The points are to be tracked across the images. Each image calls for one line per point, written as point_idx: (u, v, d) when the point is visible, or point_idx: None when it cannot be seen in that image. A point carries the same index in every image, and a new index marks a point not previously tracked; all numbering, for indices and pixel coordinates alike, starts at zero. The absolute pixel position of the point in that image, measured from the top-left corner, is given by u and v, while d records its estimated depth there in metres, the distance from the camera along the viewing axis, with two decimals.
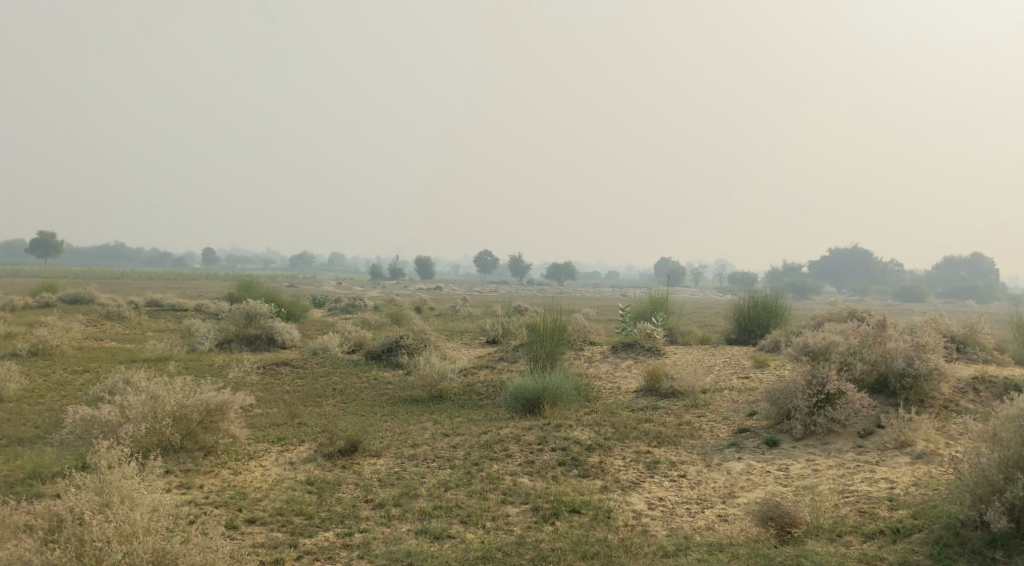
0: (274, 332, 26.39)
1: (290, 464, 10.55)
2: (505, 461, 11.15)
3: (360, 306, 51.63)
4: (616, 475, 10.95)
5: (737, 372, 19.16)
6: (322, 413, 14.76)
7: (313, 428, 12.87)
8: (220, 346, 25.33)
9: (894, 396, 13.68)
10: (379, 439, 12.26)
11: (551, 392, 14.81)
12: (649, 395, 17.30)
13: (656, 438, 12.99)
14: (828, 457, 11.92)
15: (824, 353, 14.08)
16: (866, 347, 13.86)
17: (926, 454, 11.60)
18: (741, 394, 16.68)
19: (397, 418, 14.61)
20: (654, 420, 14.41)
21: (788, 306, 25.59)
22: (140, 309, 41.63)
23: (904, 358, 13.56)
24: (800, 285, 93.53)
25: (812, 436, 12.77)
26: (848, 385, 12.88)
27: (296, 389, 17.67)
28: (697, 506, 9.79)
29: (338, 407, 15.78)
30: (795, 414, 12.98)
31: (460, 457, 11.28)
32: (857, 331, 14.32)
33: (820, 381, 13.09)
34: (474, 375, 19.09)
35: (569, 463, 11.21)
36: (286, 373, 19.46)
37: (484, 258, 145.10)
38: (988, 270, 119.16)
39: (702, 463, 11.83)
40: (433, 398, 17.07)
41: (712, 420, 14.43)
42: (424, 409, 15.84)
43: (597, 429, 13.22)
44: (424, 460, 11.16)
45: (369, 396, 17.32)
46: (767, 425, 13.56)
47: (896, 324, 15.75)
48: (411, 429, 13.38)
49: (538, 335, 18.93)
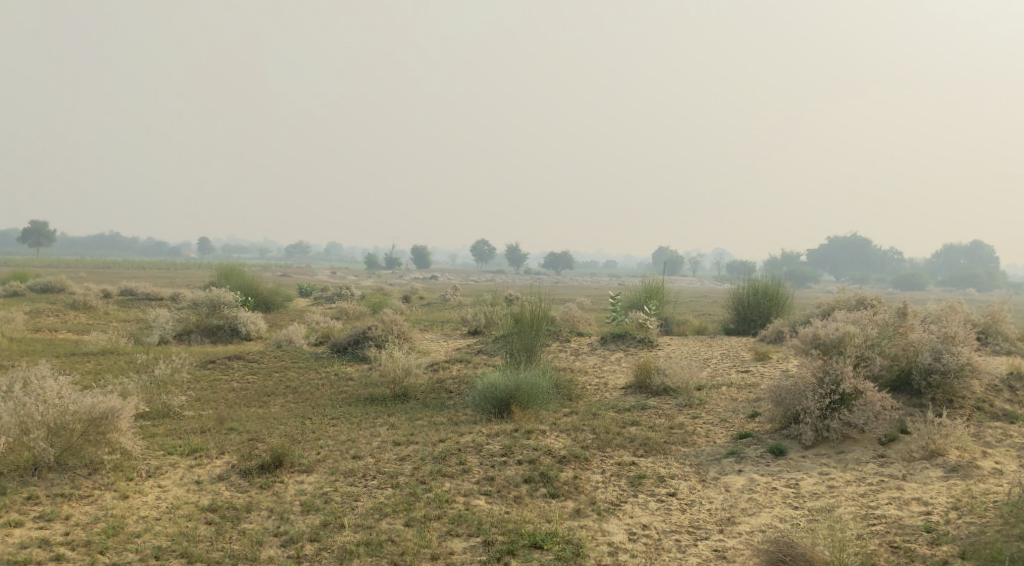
0: (237, 322, 24.45)
1: (196, 484, 8.71)
2: (458, 477, 9.28)
3: (345, 295, 49.69)
4: (593, 495, 9.10)
5: (736, 366, 17.33)
6: (263, 417, 12.93)
7: (242, 436, 11.04)
8: (179, 338, 23.46)
9: (917, 396, 11.94)
10: (316, 450, 10.42)
11: (525, 392, 12.96)
12: (638, 392, 15.47)
13: (643, 446, 11.15)
14: (844, 469, 10.15)
15: (838, 345, 12.00)
16: (886, 340, 12.05)
17: (958, 467, 9.90)
18: (742, 392, 14.83)
19: (349, 422, 12.79)
20: (641, 423, 12.57)
21: (791, 293, 23.72)
22: (113, 298, 39.69)
23: (931, 352, 11.86)
24: (798, 272, 91.74)
25: (824, 443, 11.00)
26: (867, 384, 11.07)
27: (243, 388, 15.80)
28: (688, 538, 8.06)
29: (285, 409, 13.94)
30: (805, 418, 11.18)
31: (408, 472, 9.43)
32: (873, 320, 12.52)
33: (833, 379, 11.25)
34: (446, 369, 17.24)
35: (537, 479, 9.34)
36: (238, 368, 17.59)
37: (480, 247, 143.38)
38: (988, 257, 117.43)
39: (697, 477, 9.99)
40: (397, 396, 15.26)
41: (708, 423, 12.60)
42: (384, 410, 14.05)
43: (575, 435, 11.40)
44: (364, 476, 9.33)
45: (325, 395, 15.48)
46: (772, 430, 11.75)
47: (916, 314, 13.96)
48: (361, 436, 11.58)
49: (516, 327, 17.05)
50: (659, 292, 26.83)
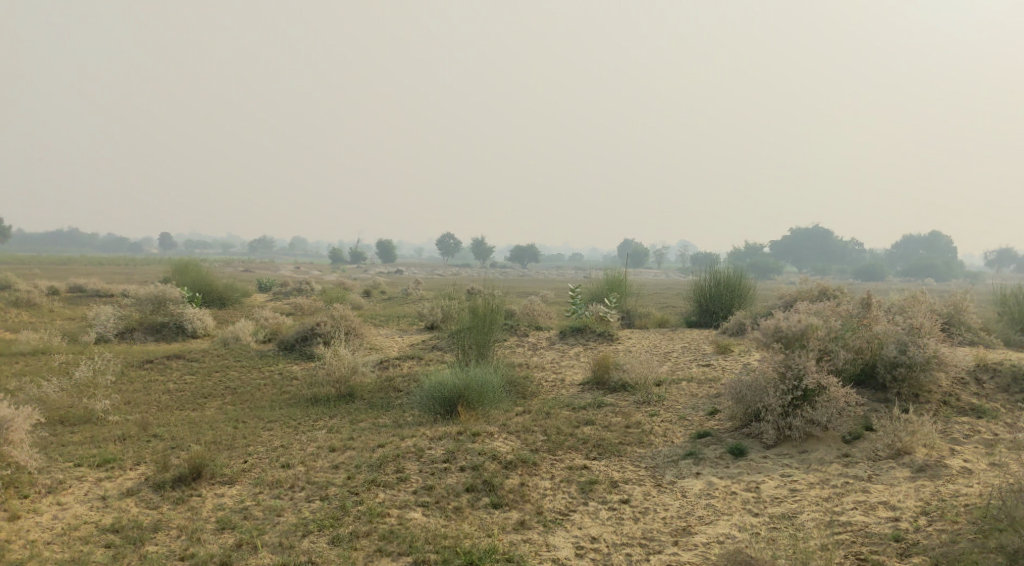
0: (182, 319, 23.38)
1: (101, 499, 7.89)
2: (393, 487, 8.52)
3: (304, 291, 48.47)
4: (540, 504, 8.45)
5: (697, 360, 16.79)
6: (194, 421, 12.06)
7: (164, 443, 10.19)
8: (120, 336, 22.36)
9: (883, 390, 11.48)
10: (242, 458, 9.60)
11: (473, 391, 12.26)
12: (595, 388, 14.85)
13: (597, 448, 10.50)
14: (807, 471, 9.64)
15: (800, 339, 11.42)
16: (850, 333, 11.54)
17: (925, 467, 9.44)
18: (702, 387, 14.28)
19: (287, 425, 12.01)
20: (596, 422, 11.94)
21: (753, 285, 23.28)
22: (60, 295, 38.17)
23: (896, 344, 11.40)
24: (760, 264, 92.16)
25: (786, 442, 10.48)
26: (831, 379, 10.52)
27: (179, 389, 14.90)
28: (639, 553, 7.64)
29: (221, 411, 13.09)
30: (766, 416, 10.65)
31: (339, 481, 8.66)
32: (836, 312, 12.02)
33: (796, 374, 10.68)
34: (396, 367, 16.47)
35: (479, 487, 8.65)
36: (176, 368, 16.65)
37: (445, 240, 142.34)
38: (947, 247, 119.04)
39: (652, 482, 9.39)
40: (342, 396, 14.48)
41: (666, 421, 12.02)
42: (327, 411, 13.28)
43: (525, 437, 10.74)
44: (291, 487, 8.56)
45: (266, 395, 14.63)
46: (732, 428, 11.21)
47: (879, 305, 13.50)
48: (297, 441, 10.80)
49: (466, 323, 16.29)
50: (620, 285, 26.24)
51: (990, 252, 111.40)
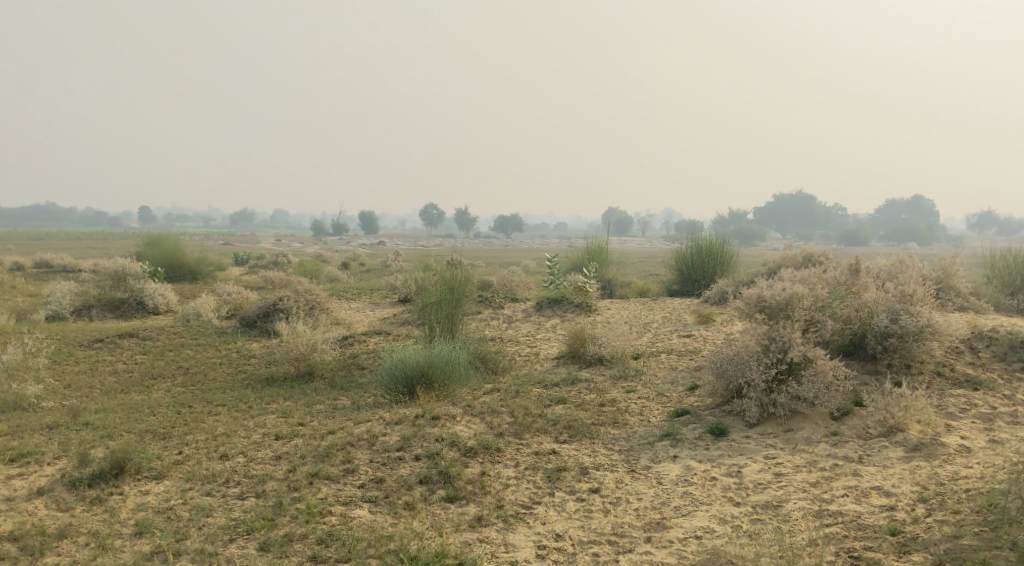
0: (143, 295, 22.37)
1: (6, 504, 7.07)
2: (338, 480, 7.72)
3: (281, 264, 47.27)
4: (501, 496, 7.68)
5: (677, 331, 16.02)
6: (135, 406, 11.18)
7: (93, 433, 9.31)
8: (77, 314, 21.34)
9: (873, 362, 10.77)
10: (176, 449, 8.74)
11: (437, 371, 11.45)
12: (570, 363, 14.08)
13: (567, 430, 9.73)
14: (792, 451, 8.93)
15: (785, 309, 10.66)
16: (838, 301, 10.79)
17: (920, 445, 8.75)
18: (682, 360, 13.52)
19: (236, 408, 11.16)
20: (569, 401, 11.17)
21: (735, 251, 22.51)
22: (25, 272, 36.87)
23: (887, 314, 10.67)
24: (743, 230, 91.59)
25: (770, 421, 9.76)
26: (818, 351, 9.76)
27: (127, 371, 13.97)
28: (609, 552, 6.99)
29: (168, 394, 12.21)
30: (749, 392, 9.91)
31: (279, 474, 7.84)
32: (822, 279, 11.24)
33: (780, 346, 9.92)
34: (360, 343, 15.60)
35: (435, 478, 7.84)
36: (127, 348, 15.72)
37: (428, 211, 140.94)
38: (929, 211, 119.04)
39: (625, 468, 8.65)
40: (302, 376, 13.64)
41: (643, 398, 11.27)
42: (283, 392, 12.45)
43: (491, 418, 9.96)
44: (225, 482, 7.74)
45: (220, 375, 13.74)
46: (712, 405, 10.48)
47: (868, 271, 12.75)
48: (242, 426, 9.96)
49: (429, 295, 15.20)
50: (599, 253, 25.40)
51: (972, 216, 111.43)
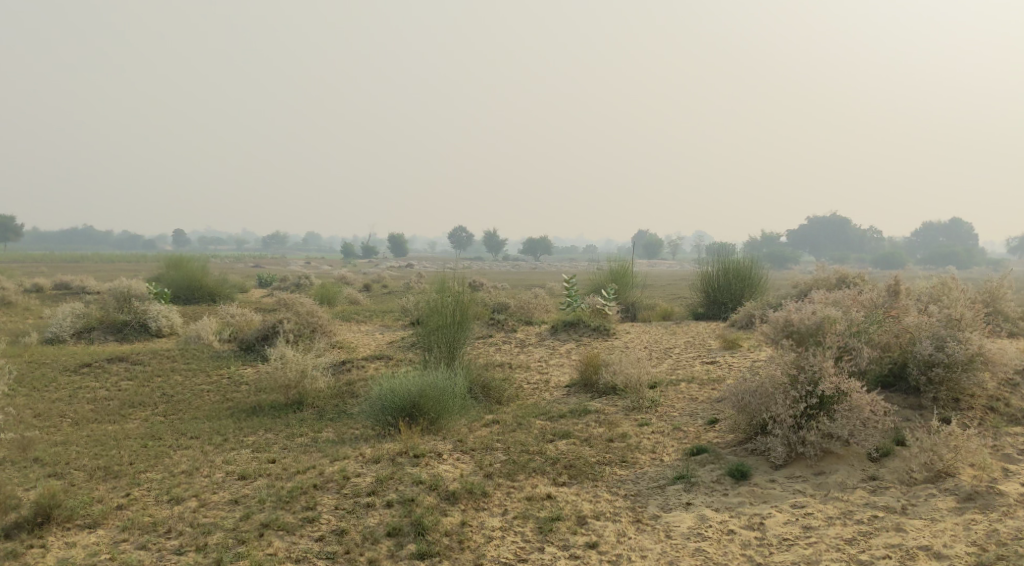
0: (146, 317, 21.61)
1: None
2: (294, 531, 6.74)
3: (303, 286, 46.63)
4: (481, 552, 6.75)
5: (700, 357, 14.85)
6: (100, 439, 10.31)
7: (38, 471, 8.44)
8: (77, 337, 20.65)
9: (916, 395, 9.58)
10: (123, 490, 7.81)
11: (429, 403, 10.43)
12: (581, 392, 12.99)
13: (567, 470, 8.60)
14: (824, 498, 7.76)
15: (816, 334, 9.53)
16: (876, 326, 9.63)
17: (973, 492, 7.55)
18: (703, 390, 12.37)
19: (209, 441, 10.24)
20: (574, 435, 10.08)
21: (764, 272, 21.28)
22: (43, 293, 36.51)
23: (931, 341, 9.48)
24: (775, 254, 89.75)
25: (799, 462, 8.59)
26: (853, 383, 8.61)
27: (107, 398, 13.12)
28: None
29: (142, 425, 11.31)
30: (775, 429, 8.75)
31: (229, 523, 6.88)
32: (857, 302, 10.11)
33: (810, 377, 8.79)
34: (358, 368, 14.62)
35: (406, 530, 6.83)
36: (114, 373, 14.89)
37: (456, 233, 140.63)
38: (968, 234, 116.11)
39: (630, 517, 7.53)
40: (291, 405, 12.69)
41: (657, 433, 10.15)
42: (267, 422, 11.51)
43: (483, 456, 8.91)
44: (166, 532, 6.79)
45: (204, 404, 12.83)
46: (734, 444, 9.31)
47: (908, 294, 11.53)
48: (207, 462, 9.01)
49: (427, 321, 14.07)
50: (621, 275, 24.24)
51: (1013, 239, 108.50)
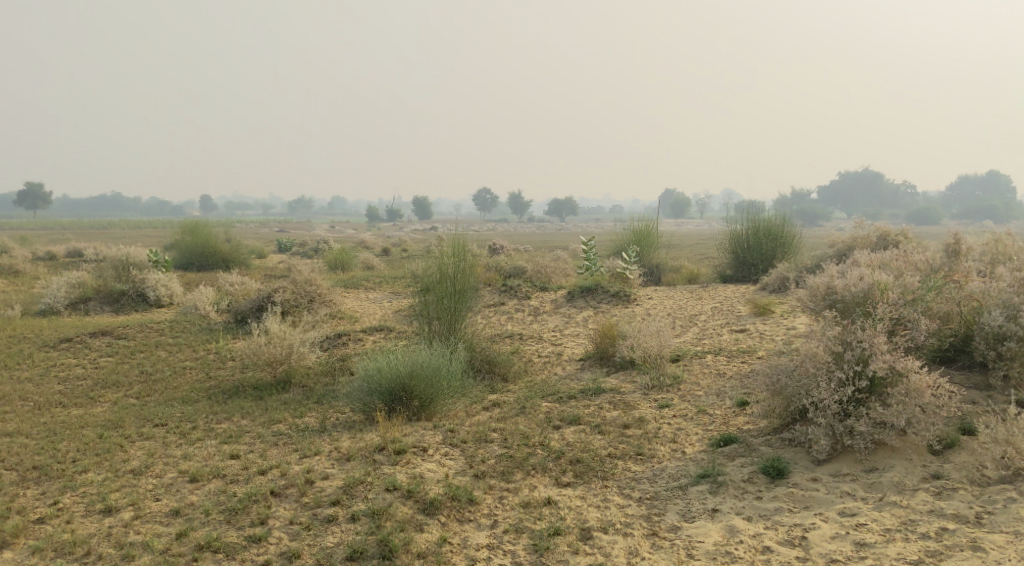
0: (143, 286, 20.58)
1: None
2: (235, 556, 5.75)
3: (321, 251, 45.53)
4: None
5: (729, 325, 13.49)
6: (55, 427, 9.28)
7: None
8: (72, 308, 19.69)
9: (982, 372, 8.20)
10: (53, 496, 6.78)
11: (421, 386, 9.23)
12: (596, 367, 11.71)
13: (573, 466, 7.37)
14: (879, 504, 6.50)
15: (863, 303, 8.16)
16: (935, 293, 8.24)
17: None
18: (732, 364, 11.04)
19: (174, 430, 9.16)
20: (584, 420, 8.85)
21: (798, 232, 19.76)
22: (55, 261, 35.68)
23: (1002, 310, 8.06)
24: (806, 212, 87.26)
25: (846, 455, 7.29)
26: (911, 361, 7.26)
27: (80, 378, 12.07)
28: None
29: (108, 410, 10.25)
30: (817, 416, 7.44)
31: (159, 544, 5.87)
32: (909, 265, 8.71)
33: (857, 356, 7.44)
34: (354, 341, 13.45)
35: (369, 554, 5.74)
36: (96, 349, 13.86)
37: (481, 196, 139.12)
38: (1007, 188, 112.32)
39: (643, 529, 6.35)
40: (278, 383, 11.58)
41: (680, 417, 8.89)
42: (246, 404, 10.40)
43: (477, 449, 7.70)
44: (83, 556, 5.81)
45: (183, 383, 11.74)
46: (768, 431, 8.01)
47: (968, 253, 10.04)
48: (162, 457, 7.94)
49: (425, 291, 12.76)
50: (644, 235, 22.77)
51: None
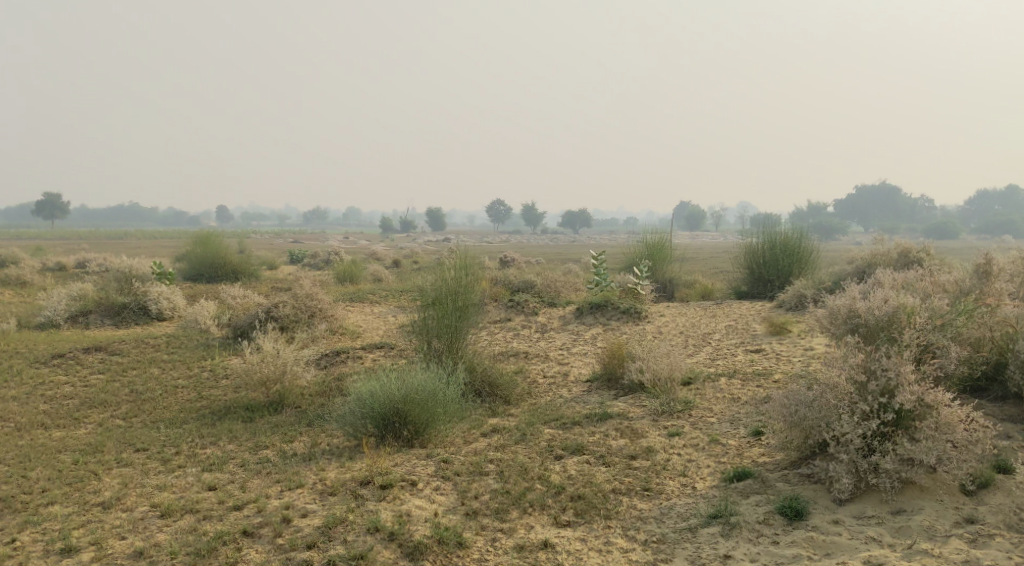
0: (145, 299, 20.16)
1: None
2: None
3: (330, 263, 45.12)
4: None
5: (743, 345, 12.90)
6: (32, 450, 8.84)
7: None
8: (72, 321, 19.28)
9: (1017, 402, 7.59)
10: (14, 533, 6.33)
11: (416, 412, 8.72)
12: (603, 390, 11.15)
13: (574, 503, 6.83)
14: (907, 554, 5.95)
15: (888, 328, 7.58)
16: (965, 318, 7.64)
17: None
18: (746, 388, 10.46)
19: (155, 455, 8.70)
20: (588, 449, 8.30)
21: (815, 247, 19.10)
22: (63, 271, 35.39)
23: None
24: (822, 226, 86.23)
25: (870, 494, 6.72)
26: (941, 394, 6.67)
27: (67, 397, 11.63)
28: None
29: (91, 432, 9.80)
30: (838, 451, 6.86)
31: None
32: (938, 287, 8.11)
33: (882, 387, 6.86)
34: (352, 359, 12.95)
35: None
36: (88, 366, 13.42)
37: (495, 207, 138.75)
38: None
39: None
40: (270, 404, 11.09)
41: (690, 447, 8.32)
42: (234, 426, 9.92)
43: (470, 483, 7.18)
44: None
45: (173, 403, 11.27)
46: (785, 464, 7.43)
47: (1000, 273, 9.41)
48: (137, 487, 7.47)
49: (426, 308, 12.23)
50: (657, 249, 22.18)
51: None
